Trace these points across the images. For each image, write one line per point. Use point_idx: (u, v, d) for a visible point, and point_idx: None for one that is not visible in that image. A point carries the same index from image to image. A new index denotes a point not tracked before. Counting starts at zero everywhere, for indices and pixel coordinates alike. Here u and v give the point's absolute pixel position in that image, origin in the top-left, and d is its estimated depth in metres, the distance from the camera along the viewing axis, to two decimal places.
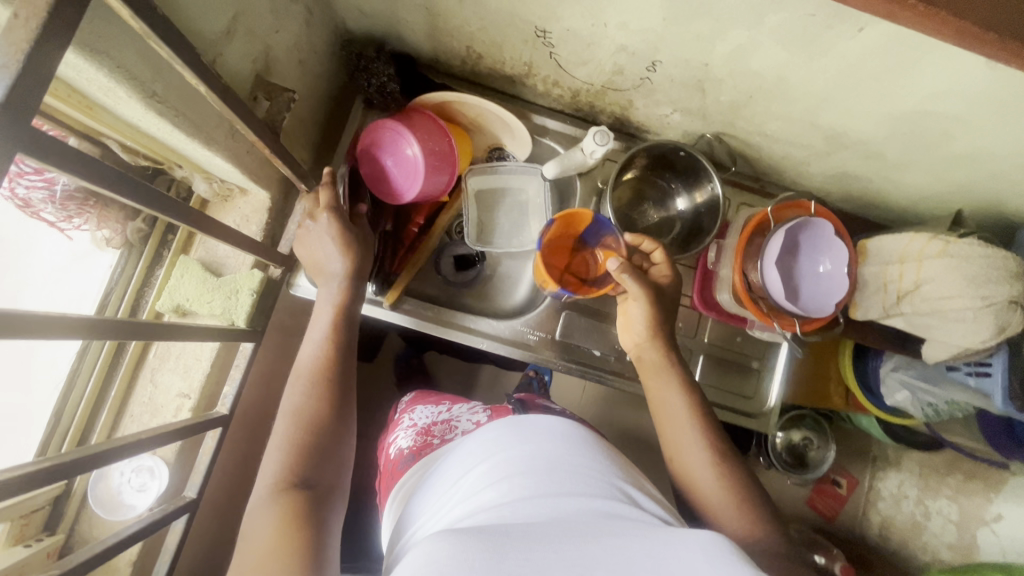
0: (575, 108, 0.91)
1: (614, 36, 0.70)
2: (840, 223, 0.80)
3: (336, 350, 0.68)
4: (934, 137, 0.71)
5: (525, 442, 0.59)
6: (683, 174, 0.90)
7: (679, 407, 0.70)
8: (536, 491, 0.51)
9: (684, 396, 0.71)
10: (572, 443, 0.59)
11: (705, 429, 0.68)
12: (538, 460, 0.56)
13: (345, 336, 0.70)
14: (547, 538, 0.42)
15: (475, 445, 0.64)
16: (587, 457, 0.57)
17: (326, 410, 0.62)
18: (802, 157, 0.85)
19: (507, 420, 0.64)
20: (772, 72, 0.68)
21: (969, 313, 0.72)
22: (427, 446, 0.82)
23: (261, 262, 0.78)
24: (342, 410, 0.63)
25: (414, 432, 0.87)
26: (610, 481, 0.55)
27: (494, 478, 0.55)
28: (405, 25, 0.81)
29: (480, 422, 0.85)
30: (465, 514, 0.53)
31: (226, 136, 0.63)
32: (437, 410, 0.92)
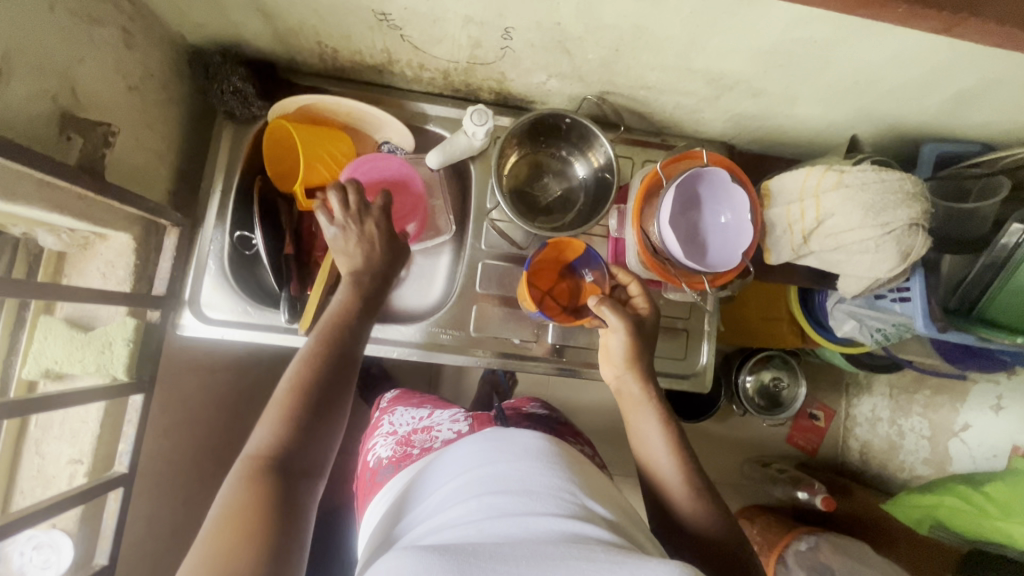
0: (452, 89, 0.85)
1: (456, 8, 0.64)
2: (735, 167, 0.77)
3: (340, 338, 0.62)
4: (812, 64, 0.67)
5: (497, 460, 0.56)
6: (576, 141, 0.86)
7: (656, 438, 0.70)
8: (504, 508, 0.50)
9: (659, 423, 0.70)
10: (541, 461, 0.56)
11: (675, 441, 0.69)
12: (511, 479, 0.54)
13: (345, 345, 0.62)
14: (516, 560, 0.42)
15: (456, 458, 0.62)
16: (548, 473, 0.55)
17: (323, 391, 0.58)
18: (692, 105, 0.81)
19: (483, 435, 0.63)
20: (627, 21, 0.63)
21: (872, 244, 0.69)
22: (407, 457, 0.79)
23: (135, 308, 0.73)
24: (341, 391, 0.59)
25: (393, 442, 0.84)
26: (569, 494, 0.52)
27: (467, 492, 0.54)
28: (244, 28, 0.74)
29: (460, 431, 0.80)
30: (431, 529, 0.52)
31: (40, 186, 0.57)
32: (417, 417, 0.88)
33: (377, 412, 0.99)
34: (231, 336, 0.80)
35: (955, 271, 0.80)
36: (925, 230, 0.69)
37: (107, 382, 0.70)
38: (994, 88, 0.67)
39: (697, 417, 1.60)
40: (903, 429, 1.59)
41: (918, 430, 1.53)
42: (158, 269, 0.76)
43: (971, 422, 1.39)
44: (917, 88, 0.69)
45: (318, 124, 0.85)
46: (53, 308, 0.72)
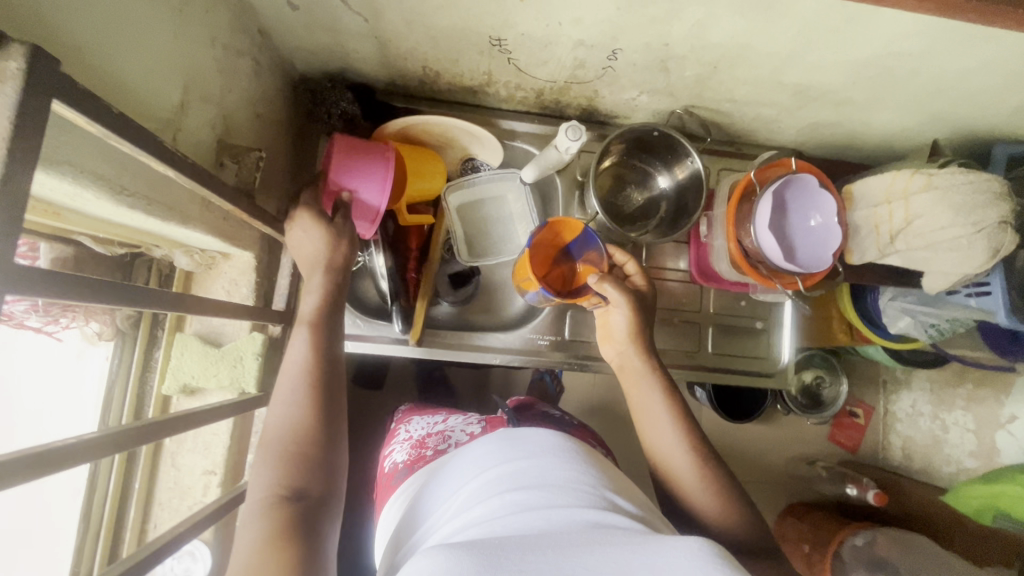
0: (540, 107, 0.90)
1: (571, 33, 0.69)
2: (823, 174, 0.81)
3: (319, 363, 0.62)
4: (902, 74, 0.72)
5: (516, 455, 0.57)
6: (661, 154, 0.89)
7: (660, 415, 0.71)
8: (526, 503, 0.50)
9: (668, 404, 0.72)
10: (562, 456, 0.58)
11: (681, 422, 0.70)
12: (531, 475, 0.54)
13: (327, 378, 0.61)
14: (543, 550, 0.41)
15: (471, 460, 0.62)
16: (569, 467, 0.56)
17: (313, 422, 0.58)
18: (773, 115, 0.85)
19: (500, 432, 0.64)
20: (734, 40, 0.67)
21: (963, 241, 0.73)
22: (421, 458, 0.80)
23: (259, 323, 0.77)
24: (333, 427, 0.59)
25: (408, 445, 0.85)
26: (592, 488, 0.53)
27: (488, 492, 0.54)
28: (355, 55, 0.78)
29: (474, 433, 0.83)
30: (457, 529, 0.52)
31: (200, 209, 0.61)
32: (432, 422, 0.90)
33: (393, 425, 1.00)
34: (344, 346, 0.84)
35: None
36: (1014, 227, 0.72)
37: (238, 395, 0.73)
38: None
39: (746, 416, 1.63)
40: (946, 423, 1.63)
41: (964, 423, 1.58)
42: (277, 285, 0.80)
43: (1017, 414, 1.44)
44: (998, 93, 0.74)
45: (415, 144, 0.89)
46: (183, 326, 0.75)
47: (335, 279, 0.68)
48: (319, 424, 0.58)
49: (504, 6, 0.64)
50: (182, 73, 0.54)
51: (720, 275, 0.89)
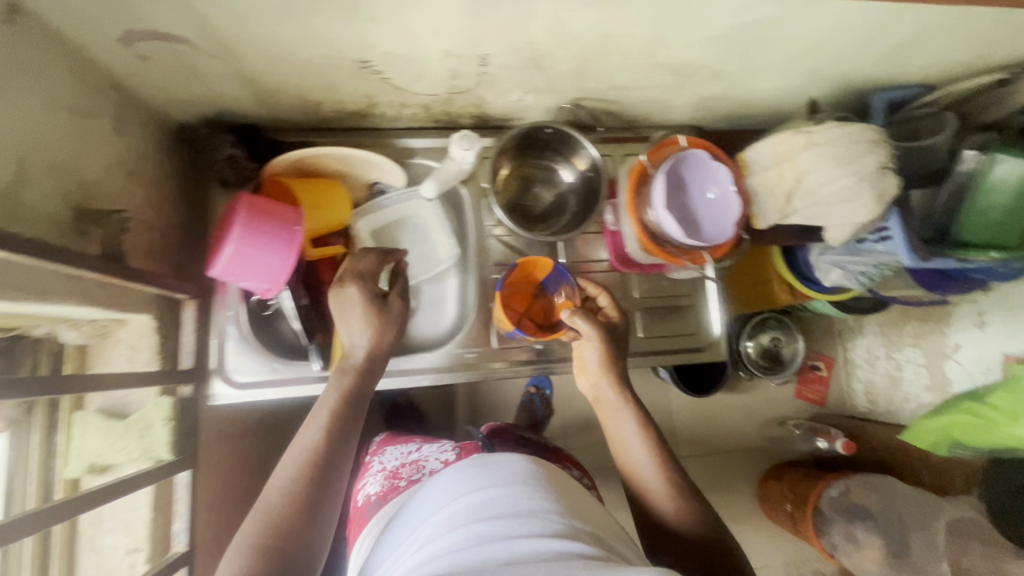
0: (433, 121, 0.89)
1: (434, 45, 0.68)
2: (711, 146, 0.83)
3: (331, 437, 0.62)
4: (766, 40, 0.73)
5: (482, 485, 0.59)
6: (559, 149, 0.90)
7: (630, 430, 0.74)
8: (494, 535, 0.52)
9: (637, 422, 0.74)
10: (526, 485, 0.59)
11: (648, 437, 0.73)
12: (499, 505, 0.56)
13: (346, 416, 0.64)
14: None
15: (436, 491, 0.63)
16: (538, 500, 0.57)
17: (309, 492, 0.58)
18: (660, 96, 0.86)
19: (472, 457, 0.65)
20: (595, 30, 0.67)
21: (850, 192, 0.75)
22: (394, 490, 0.79)
23: (166, 386, 0.74)
24: (327, 482, 0.59)
25: (380, 477, 0.84)
26: (562, 521, 0.55)
27: (452, 525, 0.55)
28: (227, 96, 0.76)
29: (449, 459, 0.82)
30: (423, 562, 0.53)
31: (65, 282, 0.58)
32: (405, 452, 0.87)
33: (367, 455, 0.97)
34: (263, 394, 0.80)
35: (924, 204, 0.86)
36: (894, 171, 0.75)
37: (152, 465, 0.70)
38: (927, 35, 0.74)
39: (711, 389, 1.65)
40: (899, 362, 1.68)
41: (914, 360, 1.63)
42: (182, 343, 0.78)
43: (961, 342, 1.51)
44: (860, 45, 0.76)
45: (314, 177, 0.88)
46: (83, 403, 0.71)
47: (369, 372, 0.70)
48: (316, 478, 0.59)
49: (357, 29, 0.63)
50: (16, 144, 0.51)
51: (635, 259, 0.89)
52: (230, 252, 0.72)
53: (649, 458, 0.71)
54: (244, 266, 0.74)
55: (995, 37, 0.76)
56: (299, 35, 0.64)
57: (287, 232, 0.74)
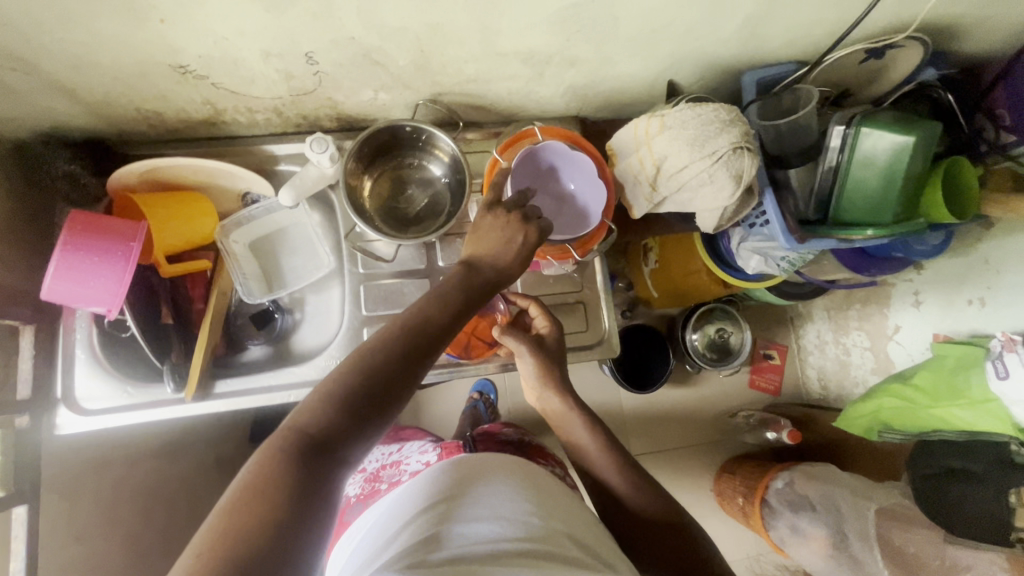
0: (293, 125, 0.86)
1: (248, 45, 0.65)
2: (566, 135, 0.79)
3: (399, 366, 0.52)
4: (606, 23, 0.70)
5: (456, 486, 0.61)
6: (420, 145, 0.87)
7: (586, 436, 0.74)
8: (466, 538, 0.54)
9: (587, 427, 0.75)
10: (512, 486, 0.62)
11: (606, 441, 0.74)
12: (466, 506, 0.58)
13: (415, 354, 0.53)
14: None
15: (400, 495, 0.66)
16: (517, 501, 0.60)
17: (319, 463, 0.47)
18: (524, 87, 0.83)
19: (444, 462, 0.67)
20: (414, 21, 0.64)
21: (705, 175, 0.72)
22: (374, 492, 0.82)
23: (1, 417, 0.70)
24: (341, 441, 0.48)
25: (363, 480, 0.87)
26: (541, 523, 0.58)
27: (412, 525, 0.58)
28: (54, 111, 0.73)
29: (428, 461, 0.84)
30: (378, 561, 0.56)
31: None
32: (386, 454, 0.92)
33: None
34: (111, 420, 0.77)
35: (804, 186, 0.84)
36: (750, 150, 0.72)
37: None
38: (775, 7, 0.71)
39: (654, 385, 1.62)
40: (847, 346, 1.64)
41: (860, 343, 1.60)
42: (20, 371, 0.73)
43: (900, 322, 1.47)
44: (711, 22, 0.73)
45: (167, 189, 0.84)
46: None
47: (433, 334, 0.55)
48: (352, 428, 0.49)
49: (152, 31, 0.60)
50: None
51: None
52: (54, 267, 0.69)
53: (606, 458, 0.73)
54: (70, 283, 0.70)
55: (849, 5, 0.73)
56: (93, 41, 0.60)
57: (122, 247, 0.72)
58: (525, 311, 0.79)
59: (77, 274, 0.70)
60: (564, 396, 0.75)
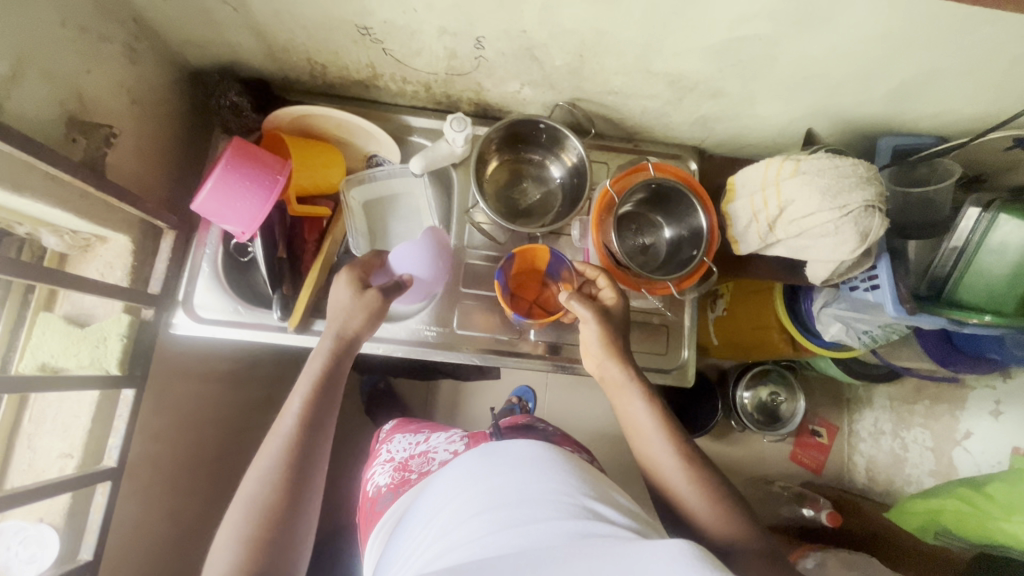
0: (434, 102, 0.91)
1: (430, 20, 0.70)
2: (680, 171, 0.82)
3: (315, 402, 0.70)
4: (762, 62, 0.72)
5: (496, 471, 0.60)
6: (548, 145, 0.91)
7: (646, 418, 0.71)
8: (509, 520, 0.52)
9: (645, 403, 0.72)
10: (540, 467, 0.59)
11: (666, 427, 0.70)
12: (509, 491, 0.56)
13: (322, 396, 0.71)
14: (518, 567, 0.44)
15: (456, 473, 0.64)
16: (546, 479, 0.57)
17: (290, 481, 0.64)
18: (659, 108, 0.86)
19: (480, 447, 0.66)
20: (585, 25, 0.68)
21: (832, 226, 0.72)
22: (405, 482, 0.80)
23: (131, 305, 0.77)
24: (303, 468, 0.66)
25: (391, 469, 0.84)
26: (571, 498, 0.55)
27: (461, 517, 0.56)
28: (240, 47, 0.81)
29: (457, 451, 0.82)
30: (435, 557, 0.54)
31: (44, 181, 0.62)
32: (414, 441, 0.88)
33: (377, 443, 0.98)
34: (220, 333, 0.82)
35: (921, 260, 0.83)
36: (882, 211, 0.71)
37: (99, 376, 0.73)
38: (936, 78, 0.72)
39: (698, 431, 1.58)
40: (906, 442, 1.57)
41: (921, 441, 1.52)
42: (155, 271, 0.81)
43: (973, 429, 1.37)
44: (865, 80, 0.74)
45: (309, 137, 0.91)
46: (53, 305, 0.75)
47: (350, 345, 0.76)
48: (285, 469, 0.65)
49: None
50: (17, 47, 0.56)
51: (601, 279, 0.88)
52: (211, 187, 0.75)
53: (667, 442, 0.69)
54: (223, 204, 0.77)
55: (1012, 91, 0.72)
56: None
57: (268, 178, 0.78)
58: (593, 281, 0.81)
59: (226, 194, 0.76)
60: (630, 378, 0.74)
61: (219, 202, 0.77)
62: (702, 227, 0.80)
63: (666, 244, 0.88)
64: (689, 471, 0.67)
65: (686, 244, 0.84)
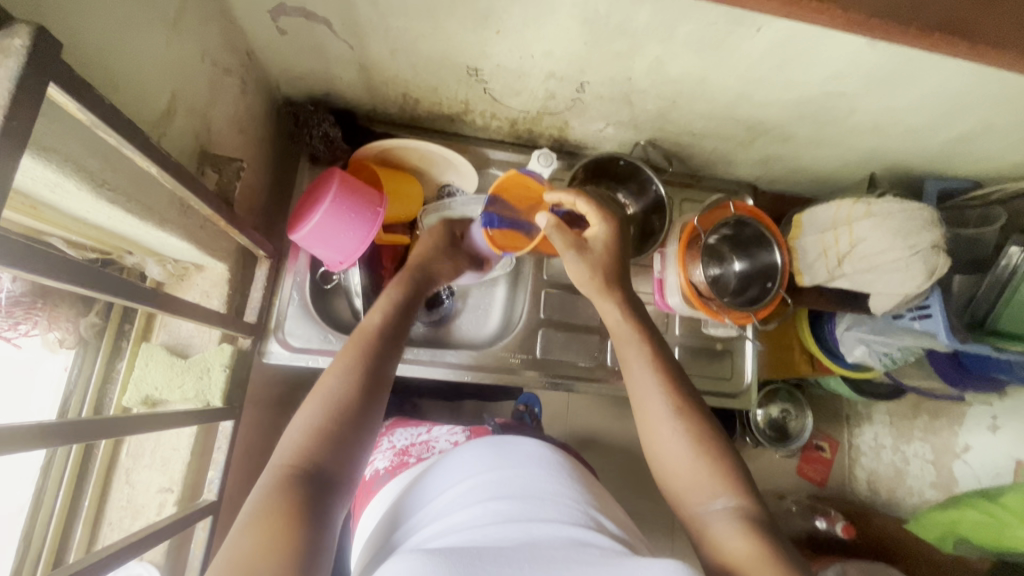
0: (514, 136, 0.95)
1: (542, 65, 0.74)
2: (759, 209, 0.88)
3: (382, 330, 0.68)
4: (839, 114, 0.79)
5: (505, 465, 0.59)
6: (626, 181, 0.95)
7: (648, 377, 0.66)
8: (509, 514, 0.51)
9: (648, 364, 0.67)
10: (546, 468, 0.59)
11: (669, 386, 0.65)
12: (513, 488, 0.55)
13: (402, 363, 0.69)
14: (522, 562, 0.43)
15: (462, 465, 0.62)
16: (548, 480, 0.57)
17: (356, 399, 0.60)
18: (728, 149, 0.92)
19: (488, 439, 0.65)
20: (690, 76, 0.74)
21: (901, 262, 0.78)
22: (403, 465, 0.78)
23: (229, 335, 0.76)
24: (374, 398, 0.61)
25: (391, 453, 0.82)
26: (575, 504, 0.54)
27: (462, 505, 0.54)
28: (339, 81, 0.82)
29: (458, 441, 0.81)
30: (434, 534, 0.52)
31: (179, 214, 0.62)
32: (417, 432, 0.87)
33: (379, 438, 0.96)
34: (314, 361, 0.82)
35: (964, 290, 0.91)
36: (945, 250, 0.78)
37: (203, 407, 0.71)
38: (988, 133, 0.80)
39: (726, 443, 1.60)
40: (907, 455, 1.56)
41: (921, 455, 1.52)
42: (249, 299, 0.80)
43: (970, 443, 1.42)
44: (925, 132, 0.82)
45: (393, 167, 0.92)
46: (150, 335, 0.74)
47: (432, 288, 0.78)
48: (353, 398, 0.60)
49: (480, 37, 0.69)
50: (172, 84, 0.57)
51: (675, 308, 0.92)
52: (316, 219, 0.75)
53: (666, 406, 0.64)
54: (324, 234, 0.78)
55: None
56: (428, 33, 0.70)
57: (370, 212, 0.79)
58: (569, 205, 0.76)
59: (325, 234, 0.77)
60: (637, 335, 0.70)
61: (319, 238, 0.78)
62: (777, 262, 0.85)
63: (734, 276, 0.92)
64: (691, 437, 0.61)
65: (757, 276, 0.89)
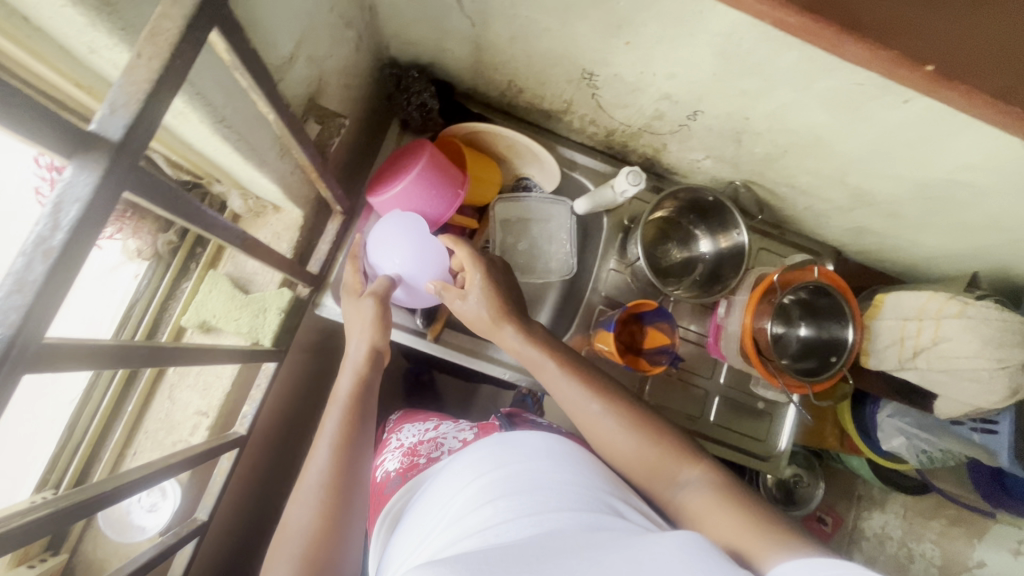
0: (607, 146, 0.92)
1: (660, 85, 0.71)
2: (842, 279, 0.83)
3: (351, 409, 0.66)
4: (957, 204, 0.74)
5: (506, 460, 0.55)
6: (708, 219, 0.92)
7: (575, 389, 0.68)
8: (518, 509, 0.47)
9: (562, 368, 0.70)
10: (552, 457, 0.55)
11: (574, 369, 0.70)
12: (518, 480, 0.51)
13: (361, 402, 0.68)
14: (535, 560, 0.40)
15: (452, 474, 0.59)
16: (561, 472, 0.53)
17: (339, 485, 0.60)
18: (824, 210, 0.88)
19: (493, 437, 0.61)
20: (810, 131, 0.70)
21: (984, 374, 0.74)
22: (414, 468, 0.69)
23: (289, 281, 0.77)
24: (352, 479, 0.61)
25: (400, 453, 0.73)
26: (585, 491, 0.51)
27: (474, 502, 0.50)
28: (450, 55, 0.81)
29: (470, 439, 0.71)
30: (445, 544, 0.47)
31: (276, 158, 0.63)
32: (425, 428, 0.76)
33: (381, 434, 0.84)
34: None
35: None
36: None
37: (251, 344, 0.72)
38: None
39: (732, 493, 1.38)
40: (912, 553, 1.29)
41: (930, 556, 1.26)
42: (314, 249, 0.81)
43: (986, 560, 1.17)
44: None
45: (479, 150, 0.90)
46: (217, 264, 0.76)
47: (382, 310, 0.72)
48: (334, 491, 0.59)
49: (606, 44, 0.67)
50: (301, 31, 0.56)
51: (730, 360, 0.89)
52: (399, 188, 0.75)
53: (612, 420, 0.65)
54: (401, 205, 0.77)
55: None
56: (553, 29, 0.68)
57: (451, 192, 0.78)
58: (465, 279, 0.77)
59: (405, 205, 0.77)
60: (544, 354, 0.71)
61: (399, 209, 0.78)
62: (848, 340, 0.81)
63: (797, 340, 0.88)
64: (633, 425, 0.65)
65: (821, 347, 0.85)
